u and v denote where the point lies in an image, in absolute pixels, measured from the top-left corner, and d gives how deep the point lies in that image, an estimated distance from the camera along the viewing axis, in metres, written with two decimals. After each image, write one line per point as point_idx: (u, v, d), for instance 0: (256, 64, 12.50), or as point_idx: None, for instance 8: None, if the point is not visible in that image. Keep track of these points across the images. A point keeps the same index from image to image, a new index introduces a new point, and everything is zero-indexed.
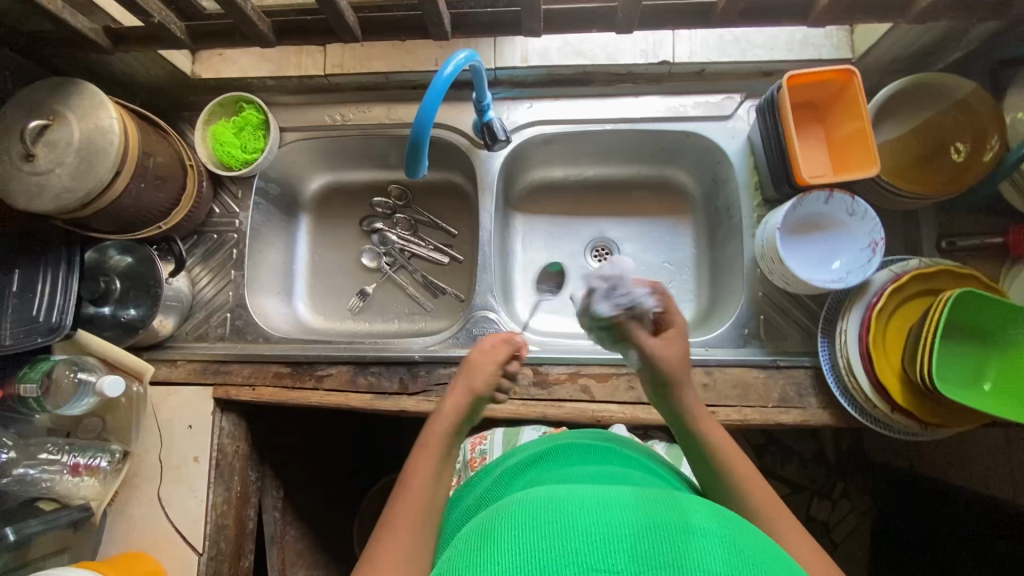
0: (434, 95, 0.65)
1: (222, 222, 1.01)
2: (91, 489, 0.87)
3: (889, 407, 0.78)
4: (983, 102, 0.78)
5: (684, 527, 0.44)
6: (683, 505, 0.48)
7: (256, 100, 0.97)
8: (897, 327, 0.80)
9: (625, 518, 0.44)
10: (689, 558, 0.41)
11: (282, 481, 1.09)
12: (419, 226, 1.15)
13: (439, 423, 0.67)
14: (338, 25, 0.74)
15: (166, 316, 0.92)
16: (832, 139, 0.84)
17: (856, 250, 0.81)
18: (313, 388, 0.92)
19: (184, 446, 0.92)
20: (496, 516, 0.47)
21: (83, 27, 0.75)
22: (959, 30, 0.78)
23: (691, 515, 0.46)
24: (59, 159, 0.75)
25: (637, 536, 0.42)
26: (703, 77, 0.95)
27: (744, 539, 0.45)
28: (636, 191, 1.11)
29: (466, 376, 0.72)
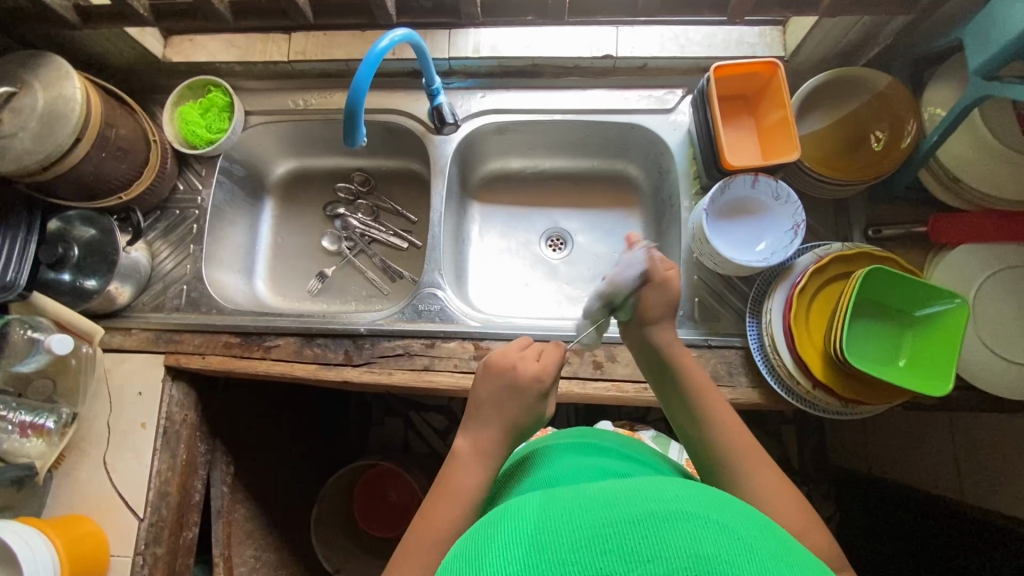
0: (368, 67, 0.70)
1: (185, 198, 1.04)
2: (36, 449, 0.88)
3: (811, 383, 0.80)
4: (899, 93, 0.82)
5: (678, 512, 0.40)
6: (681, 488, 0.43)
7: (222, 83, 1.02)
8: (820, 307, 0.82)
9: (611, 515, 0.40)
10: (683, 547, 0.37)
11: (233, 457, 1.10)
12: (381, 213, 1.19)
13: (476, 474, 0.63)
14: (289, 5, 0.79)
15: (123, 284, 0.95)
16: (761, 129, 0.88)
17: (781, 232, 0.84)
18: (260, 358, 0.95)
19: (132, 412, 0.94)
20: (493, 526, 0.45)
21: (53, 2, 0.80)
22: (875, 27, 0.84)
23: (683, 496, 0.42)
24: (22, 124, 0.80)
25: (635, 529, 0.39)
26: (646, 72, 1.00)
27: (738, 516, 0.41)
28: (590, 183, 1.15)
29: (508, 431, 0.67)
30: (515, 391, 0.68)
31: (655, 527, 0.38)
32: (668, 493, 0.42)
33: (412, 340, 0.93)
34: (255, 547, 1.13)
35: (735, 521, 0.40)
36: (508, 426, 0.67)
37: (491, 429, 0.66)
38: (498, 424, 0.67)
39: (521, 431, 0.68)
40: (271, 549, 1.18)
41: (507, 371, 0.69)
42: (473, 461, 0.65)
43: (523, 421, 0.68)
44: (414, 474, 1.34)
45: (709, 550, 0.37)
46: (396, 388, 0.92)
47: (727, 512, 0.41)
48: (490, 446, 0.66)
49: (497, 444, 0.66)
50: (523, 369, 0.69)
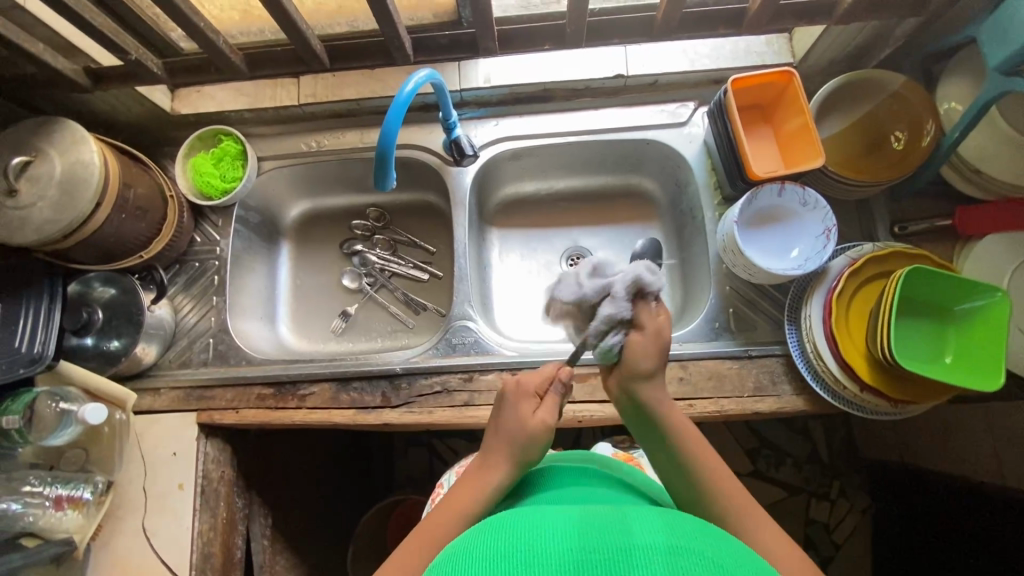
0: (396, 111, 0.69)
1: (203, 250, 1.03)
2: (73, 522, 0.85)
3: (858, 387, 0.80)
4: (915, 93, 0.83)
5: (669, 547, 0.42)
6: (674, 524, 0.45)
7: (233, 131, 1.01)
8: (859, 309, 0.82)
9: (607, 541, 0.42)
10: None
11: (270, 508, 1.07)
12: (399, 246, 1.18)
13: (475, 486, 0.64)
14: (307, 53, 0.79)
15: (149, 344, 0.93)
16: (780, 137, 0.89)
17: (811, 238, 0.85)
18: (296, 408, 0.93)
19: (168, 473, 0.92)
20: (484, 533, 0.47)
21: (63, 67, 0.79)
22: (886, 30, 0.84)
23: (684, 534, 0.44)
24: (41, 193, 0.78)
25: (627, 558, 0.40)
26: (656, 87, 1.00)
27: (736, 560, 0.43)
28: (605, 200, 1.15)
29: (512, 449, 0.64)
30: (511, 401, 0.67)
31: (652, 557, 0.40)
32: (671, 528, 0.44)
33: (449, 375, 0.92)
34: None
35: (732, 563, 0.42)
36: (513, 443, 0.64)
37: (496, 441, 0.66)
38: (499, 437, 0.65)
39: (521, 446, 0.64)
40: None
41: (509, 387, 0.68)
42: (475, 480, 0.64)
43: (516, 433, 0.64)
44: None
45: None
46: (437, 426, 0.91)
47: (724, 555, 0.43)
48: (492, 465, 0.64)
49: (498, 462, 0.64)
50: (528, 381, 0.68)
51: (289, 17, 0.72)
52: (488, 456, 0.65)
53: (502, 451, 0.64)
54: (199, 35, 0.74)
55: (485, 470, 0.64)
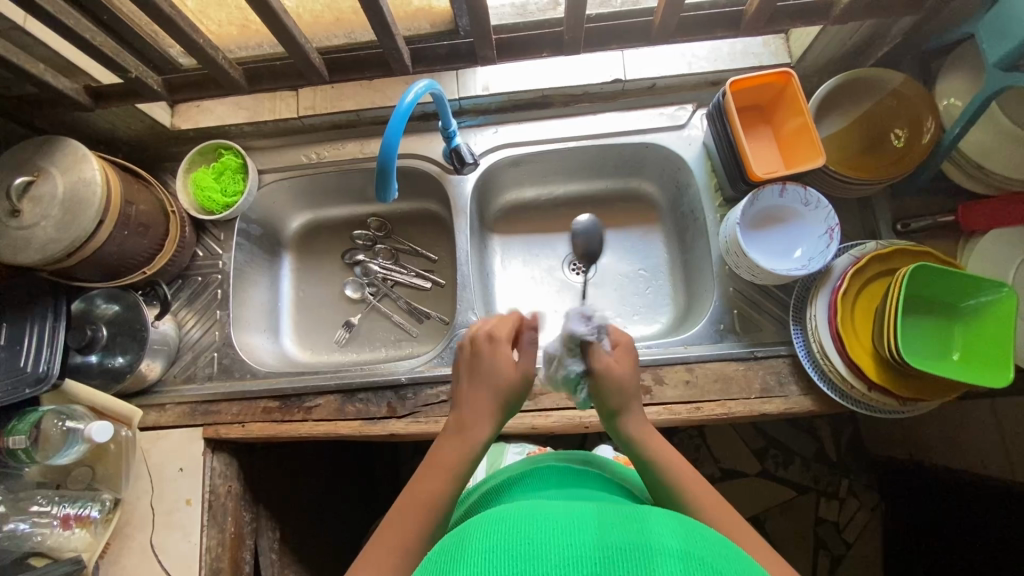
0: (397, 122, 0.69)
1: (205, 264, 1.03)
2: (82, 541, 0.85)
3: (866, 385, 0.80)
4: (914, 90, 0.83)
5: (674, 549, 0.42)
6: (677, 527, 0.45)
7: (233, 145, 1.01)
8: (864, 307, 0.82)
9: (611, 540, 0.42)
10: None
11: (278, 521, 1.07)
12: (401, 255, 1.18)
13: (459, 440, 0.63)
14: (306, 66, 0.79)
15: (153, 360, 0.93)
16: (780, 137, 0.89)
17: (815, 237, 0.84)
18: (302, 420, 0.93)
19: (175, 489, 0.92)
20: (484, 524, 0.46)
21: (64, 86, 0.79)
22: (883, 28, 0.85)
23: (678, 535, 0.44)
24: (44, 212, 0.78)
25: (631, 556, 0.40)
26: (654, 91, 1.01)
27: (729, 561, 0.43)
28: (606, 204, 1.15)
29: (492, 392, 0.66)
30: (488, 351, 0.68)
31: (647, 557, 0.40)
32: (664, 527, 0.44)
33: None
34: None
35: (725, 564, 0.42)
36: (497, 388, 0.66)
37: (469, 395, 0.66)
38: (474, 390, 0.66)
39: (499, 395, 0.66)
40: None
41: (482, 336, 0.69)
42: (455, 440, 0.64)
43: (497, 378, 0.66)
44: None
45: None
46: None
47: (727, 560, 0.43)
48: (472, 420, 0.65)
49: (476, 414, 0.65)
50: (500, 329, 0.69)
51: (288, 32, 0.73)
52: (463, 411, 0.65)
53: (482, 404, 0.65)
54: (199, 51, 0.74)
55: (466, 424, 0.64)
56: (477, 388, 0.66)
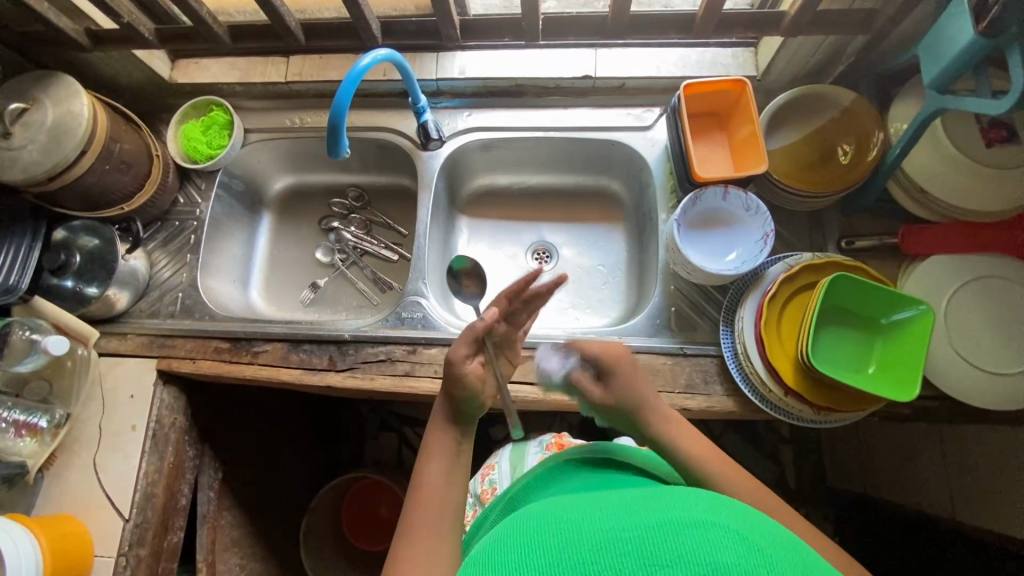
0: (350, 83, 0.74)
1: (184, 210, 1.09)
2: (29, 449, 0.91)
3: (783, 390, 0.81)
4: (863, 108, 0.86)
5: (693, 521, 0.42)
6: (704, 502, 0.46)
7: (223, 102, 1.08)
8: (792, 315, 0.84)
9: (634, 522, 0.42)
10: (703, 550, 0.39)
11: (223, 464, 1.12)
12: (373, 226, 1.23)
13: (439, 431, 0.67)
14: (283, 29, 0.85)
15: (121, 290, 0.99)
16: (731, 144, 0.92)
17: (751, 242, 0.86)
18: (248, 363, 0.98)
19: (123, 414, 0.97)
20: (518, 527, 0.47)
21: (66, 26, 0.86)
22: (840, 46, 0.87)
23: (702, 507, 0.44)
24: (32, 137, 0.85)
25: (653, 532, 0.41)
26: (624, 91, 1.04)
27: (761, 531, 0.42)
28: (575, 199, 1.19)
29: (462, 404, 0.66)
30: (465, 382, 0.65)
31: (672, 529, 0.41)
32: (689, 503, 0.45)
33: (394, 346, 0.95)
34: (239, 556, 1.14)
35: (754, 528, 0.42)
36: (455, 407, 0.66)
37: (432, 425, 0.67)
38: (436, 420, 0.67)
39: (451, 411, 0.67)
40: (255, 559, 1.18)
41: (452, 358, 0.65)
42: (428, 471, 0.64)
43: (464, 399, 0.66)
44: (405, 486, 1.35)
45: (727, 558, 0.38)
46: (377, 393, 0.94)
47: (756, 529, 0.43)
48: (439, 451, 0.65)
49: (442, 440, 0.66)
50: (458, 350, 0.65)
51: None
52: (431, 445, 0.66)
53: (442, 435, 0.66)
54: (184, 5, 0.80)
55: (433, 457, 0.65)
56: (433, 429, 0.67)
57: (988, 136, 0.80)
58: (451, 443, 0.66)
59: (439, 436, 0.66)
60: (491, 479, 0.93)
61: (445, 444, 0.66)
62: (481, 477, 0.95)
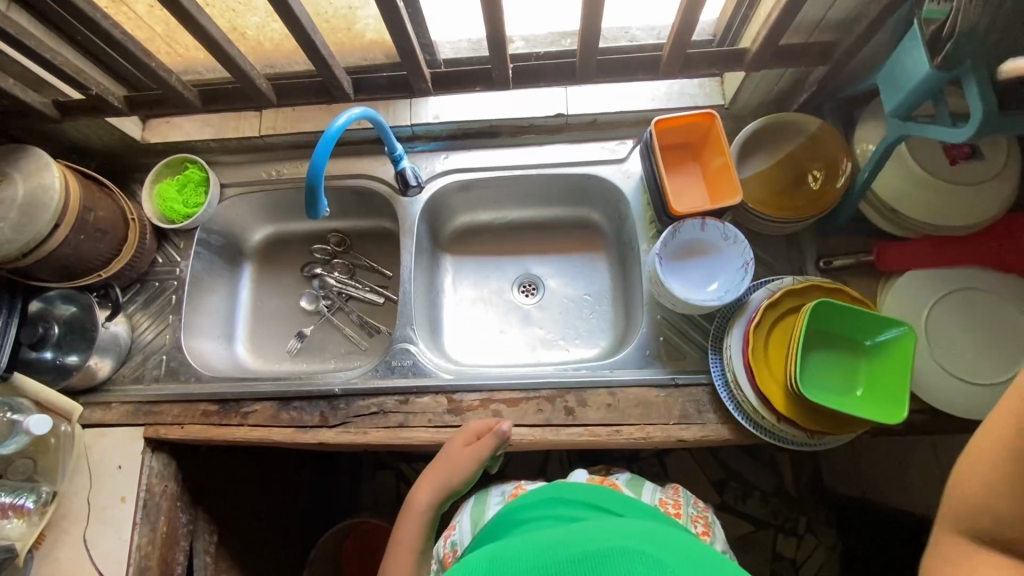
0: (325, 144, 0.74)
1: (164, 270, 1.08)
2: (16, 531, 0.88)
3: (775, 417, 0.82)
4: (829, 134, 0.88)
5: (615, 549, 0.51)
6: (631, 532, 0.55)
7: (197, 159, 1.07)
8: (779, 341, 0.85)
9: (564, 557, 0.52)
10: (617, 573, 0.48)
11: (217, 525, 1.09)
12: (357, 270, 1.23)
13: (412, 509, 0.80)
14: (253, 91, 0.86)
15: (102, 358, 0.98)
16: (706, 174, 0.93)
17: (732, 271, 0.87)
18: (238, 424, 0.96)
19: (112, 486, 0.95)
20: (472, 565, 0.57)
21: (32, 100, 0.86)
22: (803, 74, 0.89)
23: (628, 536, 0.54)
24: (3, 215, 0.84)
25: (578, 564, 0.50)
26: (597, 125, 1.06)
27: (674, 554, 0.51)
28: (556, 230, 1.20)
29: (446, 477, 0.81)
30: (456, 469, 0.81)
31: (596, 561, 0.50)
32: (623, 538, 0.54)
33: (386, 397, 0.95)
34: None
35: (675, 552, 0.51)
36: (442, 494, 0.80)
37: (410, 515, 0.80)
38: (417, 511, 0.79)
39: (431, 500, 0.80)
40: None
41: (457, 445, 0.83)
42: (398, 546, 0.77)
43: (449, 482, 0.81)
44: None
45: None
46: (371, 446, 0.93)
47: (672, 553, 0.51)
48: (409, 530, 0.78)
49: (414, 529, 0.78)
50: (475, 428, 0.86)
51: (233, 61, 0.79)
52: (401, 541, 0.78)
53: (415, 518, 0.78)
54: (152, 74, 0.80)
55: (406, 536, 0.77)
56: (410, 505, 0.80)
57: (951, 154, 0.83)
58: (423, 533, 0.78)
59: (411, 513, 0.79)
60: (453, 541, 0.91)
61: (417, 524, 0.78)
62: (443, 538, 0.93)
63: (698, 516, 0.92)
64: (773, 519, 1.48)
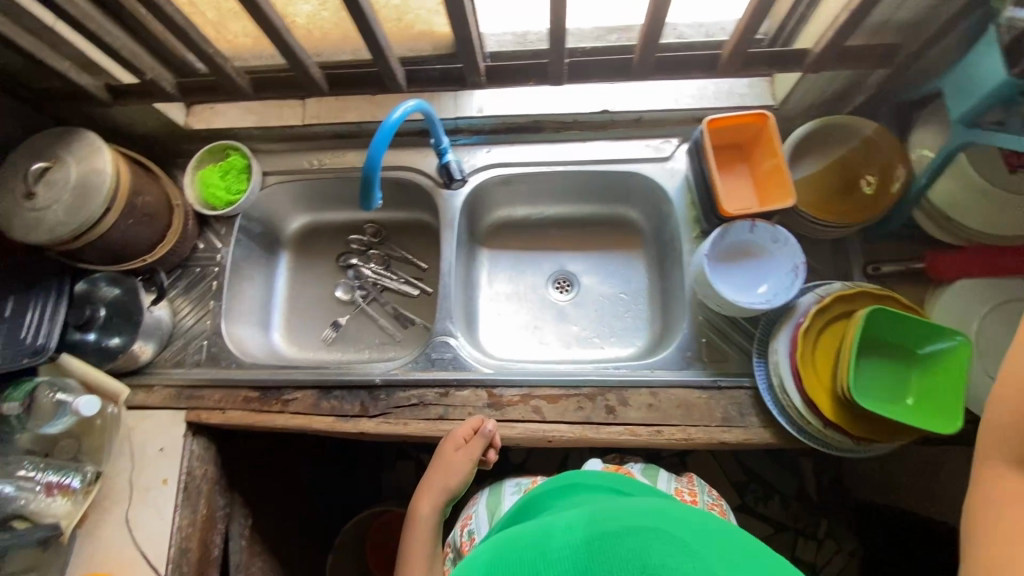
0: (382, 139, 0.74)
1: (205, 257, 1.09)
2: (62, 509, 0.90)
3: (821, 422, 0.82)
4: (885, 138, 0.85)
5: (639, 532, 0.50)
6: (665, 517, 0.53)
7: (240, 146, 1.08)
8: (826, 347, 0.84)
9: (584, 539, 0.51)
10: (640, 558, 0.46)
11: (251, 509, 1.11)
12: (392, 262, 1.23)
13: (421, 519, 0.84)
14: (307, 79, 0.85)
15: (146, 342, 0.99)
16: (756, 175, 0.92)
17: (781, 274, 0.87)
18: (279, 412, 0.97)
19: (154, 468, 0.96)
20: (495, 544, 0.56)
21: (86, 83, 0.86)
22: (860, 77, 0.88)
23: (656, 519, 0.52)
24: (56, 197, 0.84)
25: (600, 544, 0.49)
26: (642, 123, 1.05)
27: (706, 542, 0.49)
28: (592, 227, 1.20)
29: (441, 479, 0.86)
30: (448, 472, 0.86)
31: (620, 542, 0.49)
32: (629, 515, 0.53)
33: (426, 390, 0.95)
34: None
35: (682, 530, 0.50)
36: (439, 497, 0.85)
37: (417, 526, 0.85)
38: (421, 520, 0.84)
39: (433, 508, 0.85)
40: None
41: (444, 445, 0.87)
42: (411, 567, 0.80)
43: (445, 483, 0.86)
44: None
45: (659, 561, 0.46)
46: (411, 438, 0.94)
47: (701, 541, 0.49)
48: (419, 543, 0.82)
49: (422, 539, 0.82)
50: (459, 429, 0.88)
51: (291, 49, 0.79)
52: (412, 551, 0.82)
53: (422, 527, 0.84)
54: (209, 60, 0.80)
55: (414, 546, 0.82)
56: (415, 510, 0.86)
57: (1009, 161, 0.81)
58: (431, 542, 0.82)
59: (418, 518, 0.84)
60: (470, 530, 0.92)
61: (425, 531, 0.83)
62: (462, 528, 0.95)
63: (713, 503, 0.93)
64: (795, 523, 1.48)
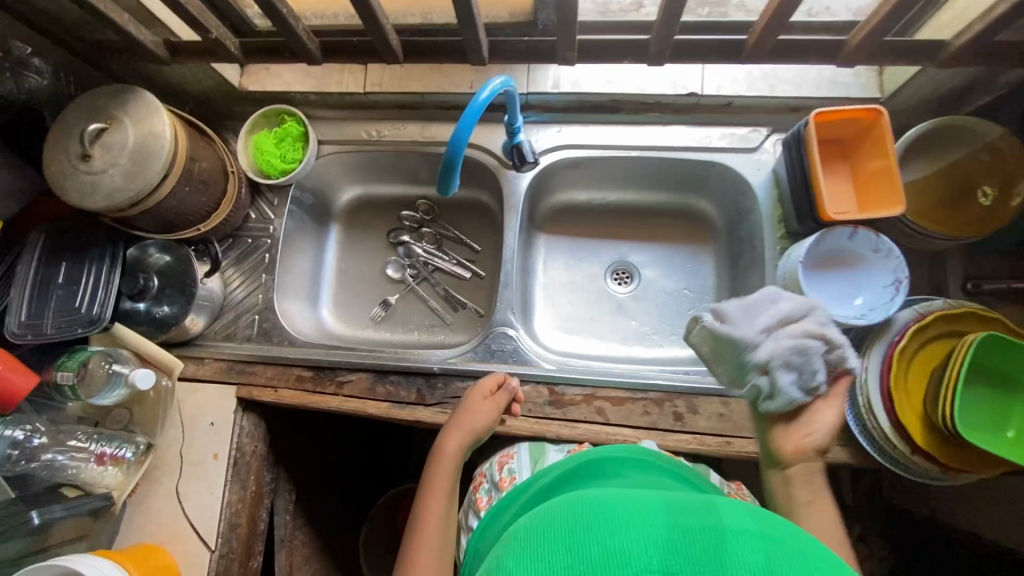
0: (470, 118, 0.68)
1: (257, 227, 1.05)
2: (114, 479, 0.89)
3: (909, 447, 0.77)
4: (1012, 146, 0.78)
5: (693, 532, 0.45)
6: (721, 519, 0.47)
7: (296, 112, 1.02)
8: (920, 369, 0.79)
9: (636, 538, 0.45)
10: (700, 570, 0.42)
11: (295, 484, 1.10)
12: (444, 241, 1.18)
13: (443, 463, 0.79)
14: (383, 46, 0.78)
15: (198, 314, 0.96)
16: (857, 176, 0.85)
17: (878, 287, 0.81)
18: (332, 394, 0.94)
19: (204, 443, 0.95)
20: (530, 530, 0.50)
21: (145, 38, 0.80)
22: (990, 74, 0.79)
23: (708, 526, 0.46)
24: (113, 161, 0.80)
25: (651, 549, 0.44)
26: (730, 109, 0.97)
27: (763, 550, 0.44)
28: (658, 217, 1.13)
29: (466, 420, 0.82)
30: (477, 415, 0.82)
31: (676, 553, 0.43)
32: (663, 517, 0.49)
33: None
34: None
35: (713, 521, 0.45)
36: (464, 442, 0.81)
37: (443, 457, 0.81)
38: (445, 460, 0.79)
39: (457, 452, 0.80)
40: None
41: (472, 389, 0.86)
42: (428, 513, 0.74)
43: (474, 426, 0.82)
44: None
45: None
46: None
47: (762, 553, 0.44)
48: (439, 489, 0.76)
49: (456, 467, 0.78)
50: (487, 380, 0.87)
51: (371, 12, 0.72)
52: (436, 481, 0.77)
53: (443, 473, 0.78)
54: (280, 20, 0.73)
55: (436, 492, 0.76)
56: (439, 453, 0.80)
57: None
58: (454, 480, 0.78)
59: (441, 460, 0.79)
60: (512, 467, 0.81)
61: (446, 478, 0.78)
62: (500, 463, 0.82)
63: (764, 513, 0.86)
64: None
